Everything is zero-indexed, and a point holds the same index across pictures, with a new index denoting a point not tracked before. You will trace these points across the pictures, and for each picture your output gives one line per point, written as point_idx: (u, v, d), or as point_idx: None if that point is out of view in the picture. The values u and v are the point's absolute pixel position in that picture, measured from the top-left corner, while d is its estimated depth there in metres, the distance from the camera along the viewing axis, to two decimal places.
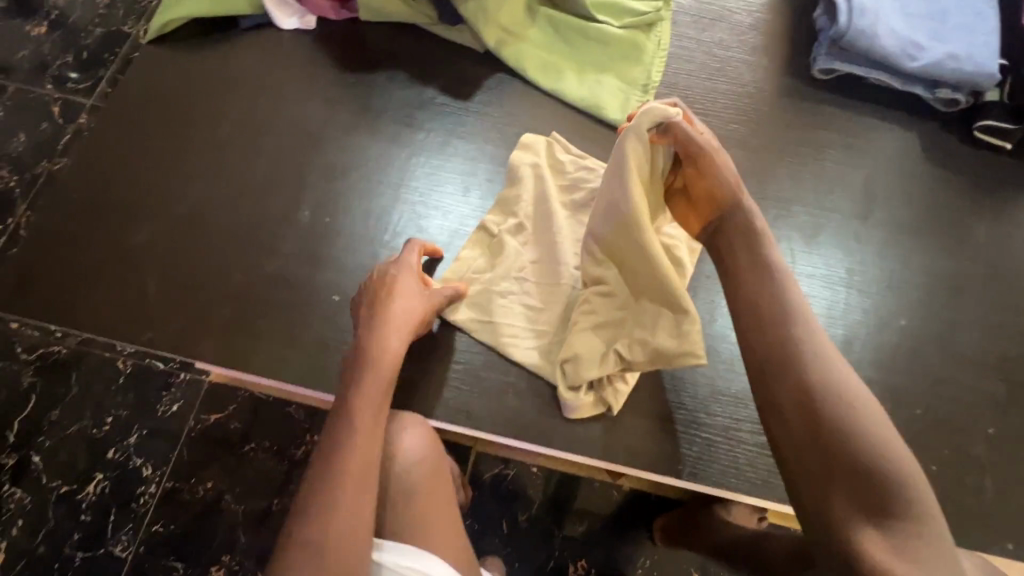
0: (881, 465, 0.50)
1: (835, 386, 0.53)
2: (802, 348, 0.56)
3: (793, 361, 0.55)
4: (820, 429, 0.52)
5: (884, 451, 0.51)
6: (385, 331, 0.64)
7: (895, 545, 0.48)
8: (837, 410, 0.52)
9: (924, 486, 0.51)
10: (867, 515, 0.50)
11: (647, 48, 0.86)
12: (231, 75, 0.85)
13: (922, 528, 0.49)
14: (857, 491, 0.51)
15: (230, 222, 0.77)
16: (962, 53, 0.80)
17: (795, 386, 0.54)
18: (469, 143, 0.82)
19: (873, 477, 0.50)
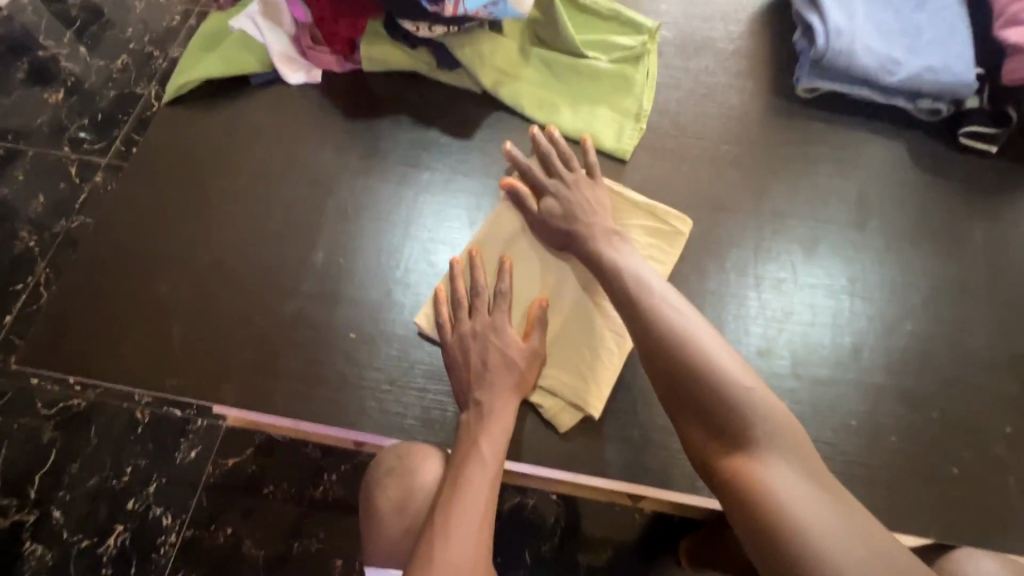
0: (726, 393, 0.59)
1: (689, 340, 0.62)
2: (650, 310, 0.65)
3: (651, 324, 0.64)
4: (675, 376, 0.61)
5: (728, 381, 0.60)
6: (504, 395, 0.67)
7: (753, 460, 0.57)
8: (686, 356, 0.61)
9: (767, 400, 0.60)
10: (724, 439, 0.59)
11: (637, 79, 0.90)
12: (244, 129, 0.89)
13: (770, 438, 0.58)
14: (713, 421, 0.59)
15: (248, 266, 0.80)
16: (938, 65, 0.84)
17: (653, 345, 0.63)
18: (474, 179, 0.85)
19: (723, 404, 0.59)
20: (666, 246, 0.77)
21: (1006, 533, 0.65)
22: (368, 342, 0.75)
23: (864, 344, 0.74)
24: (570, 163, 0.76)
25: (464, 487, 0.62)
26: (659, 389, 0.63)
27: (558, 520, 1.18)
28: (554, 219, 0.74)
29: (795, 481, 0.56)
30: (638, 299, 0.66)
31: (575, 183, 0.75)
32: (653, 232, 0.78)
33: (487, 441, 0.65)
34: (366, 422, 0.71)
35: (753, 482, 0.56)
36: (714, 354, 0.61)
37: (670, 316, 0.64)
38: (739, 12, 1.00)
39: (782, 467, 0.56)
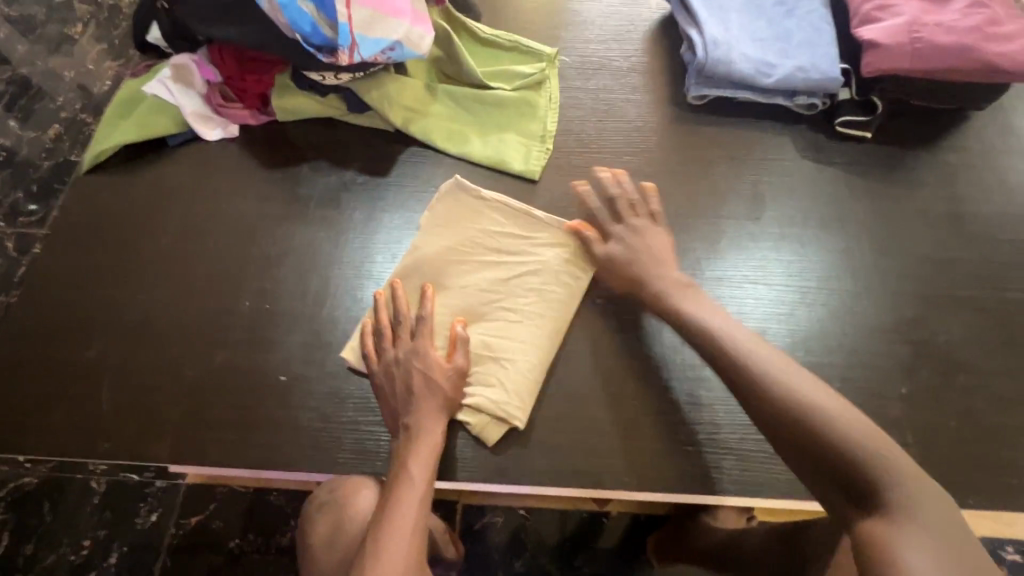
0: (856, 452, 0.60)
1: (800, 400, 0.64)
2: (760, 372, 0.66)
3: (762, 385, 0.66)
4: (796, 432, 0.63)
5: (856, 442, 0.60)
6: (430, 418, 0.70)
7: (890, 525, 0.56)
8: (808, 417, 0.63)
9: (906, 466, 0.59)
10: (856, 501, 0.59)
11: (540, 103, 0.96)
12: (165, 189, 0.91)
13: (909, 504, 0.56)
14: (845, 481, 0.60)
15: (177, 323, 0.81)
16: (807, 65, 0.91)
17: (769, 403, 0.65)
18: (393, 214, 0.89)
19: (853, 464, 0.60)
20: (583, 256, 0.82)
21: None
22: (299, 383, 0.77)
23: (770, 329, 0.79)
24: (636, 211, 0.82)
25: (394, 510, 0.65)
26: (783, 446, 0.64)
27: (528, 533, 1.19)
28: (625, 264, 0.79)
29: (932, 545, 0.53)
30: (740, 362, 0.67)
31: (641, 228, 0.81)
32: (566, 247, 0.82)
33: (416, 463, 0.67)
34: (302, 460, 0.73)
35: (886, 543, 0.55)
36: (828, 412, 0.62)
37: (782, 377, 0.65)
38: (631, 31, 1.07)
39: (927, 538, 0.54)
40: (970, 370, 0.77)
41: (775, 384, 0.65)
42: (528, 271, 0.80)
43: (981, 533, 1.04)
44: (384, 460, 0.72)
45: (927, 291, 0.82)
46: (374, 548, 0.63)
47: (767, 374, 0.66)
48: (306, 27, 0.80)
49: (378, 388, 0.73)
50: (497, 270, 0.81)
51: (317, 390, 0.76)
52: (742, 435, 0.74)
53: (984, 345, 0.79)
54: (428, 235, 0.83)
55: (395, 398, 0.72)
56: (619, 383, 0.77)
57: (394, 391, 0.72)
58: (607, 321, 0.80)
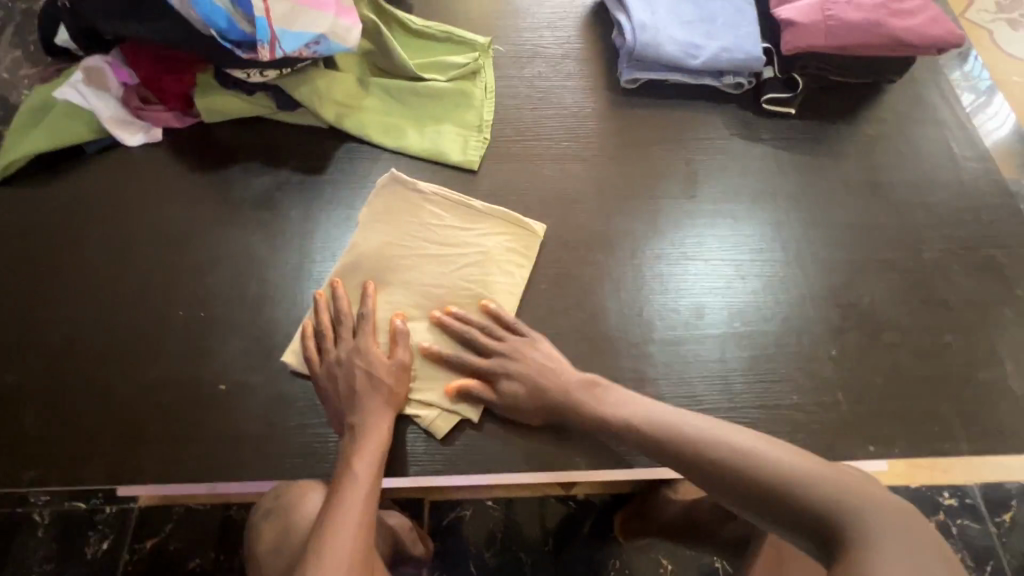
0: (810, 496, 0.60)
1: (737, 455, 0.63)
2: (695, 440, 0.66)
3: (701, 453, 0.65)
4: (748, 490, 0.63)
5: (804, 485, 0.61)
6: (373, 415, 0.69)
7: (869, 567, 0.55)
8: (750, 469, 0.63)
9: (861, 497, 0.59)
10: (832, 545, 0.59)
11: (475, 93, 0.96)
12: (85, 200, 0.87)
13: (875, 535, 0.57)
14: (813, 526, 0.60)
15: (105, 339, 0.77)
16: (732, 45, 0.94)
17: (710, 469, 0.64)
18: (329, 212, 0.87)
19: (812, 510, 0.60)
20: (524, 245, 0.83)
21: (842, 441, 0.75)
22: (240, 392, 0.74)
23: (709, 303, 0.82)
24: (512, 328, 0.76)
25: (340, 507, 0.64)
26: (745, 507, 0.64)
27: (497, 524, 1.19)
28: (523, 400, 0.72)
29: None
30: (674, 438, 0.67)
31: (516, 350, 0.74)
32: (506, 235, 0.83)
33: (361, 460, 0.67)
34: (247, 468, 0.71)
35: None
36: (769, 460, 0.62)
37: (710, 437, 0.65)
38: (563, 18, 1.08)
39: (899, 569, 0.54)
40: (893, 328, 0.82)
41: (713, 449, 0.64)
42: (469, 262, 0.81)
43: (920, 481, 1.11)
44: (333, 462, 0.71)
45: (852, 257, 0.87)
46: (318, 547, 0.63)
47: (699, 442, 0.65)
48: (221, 22, 0.76)
49: (321, 389, 0.72)
50: (439, 261, 0.81)
51: (260, 397, 0.74)
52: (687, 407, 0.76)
53: (905, 303, 0.84)
54: (367, 231, 0.82)
55: (337, 397, 0.71)
56: None
57: (338, 390, 0.71)
58: (551, 306, 0.81)
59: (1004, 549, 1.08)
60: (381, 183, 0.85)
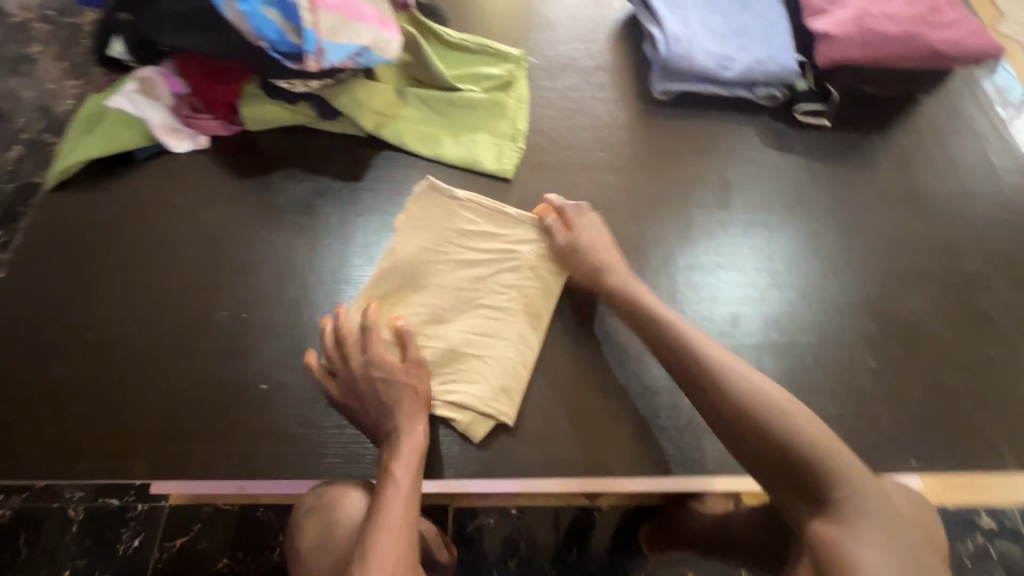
0: (805, 452, 0.63)
1: (749, 395, 0.66)
2: (715, 368, 0.68)
3: (722, 387, 0.67)
4: (747, 427, 0.65)
5: (807, 443, 0.63)
6: (409, 419, 0.70)
7: (838, 526, 0.59)
8: (756, 410, 0.65)
9: (848, 465, 0.62)
10: (809, 498, 0.62)
11: (510, 104, 0.98)
12: (134, 204, 0.90)
13: (853, 500, 0.60)
14: (796, 477, 0.63)
15: (151, 338, 0.80)
16: (765, 57, 0.95)
17: (719, 400, 0.67)
18: (367, 218, 0.89)
19: (801, 461, 0.63)
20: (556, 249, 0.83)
21: (881, 454, 0.74)
22: (279, 391, 0.76)
23: (743, 312, 0.82)
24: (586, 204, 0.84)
25: (380, 510, 0.64)
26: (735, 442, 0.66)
27: (521, 533, 1.19)
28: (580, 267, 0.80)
29: (876, 539, 0.57)
30: (697, 363, 0.69)
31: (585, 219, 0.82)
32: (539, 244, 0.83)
33: (399, 466, 0.67)
34: (287, 467, 0.72)
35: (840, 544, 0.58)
36: (776, 407, 0.65)
37: (726, 367, 0.68)
38: (595, 31, 1.10)
39: (875, 536, 0.57)
40: (933, 341, 0.81)
41: (728, 383, 0.67)
42: (505, 268, 0.82)
43: (955, 500, 1.08)
44: (371, 463, 0.72)
45: (888, 268, 0.86)
46: (364, 553, 0.61)
47: (715, 369, 0.68)
48: (273, 35, 0.79)
49: (353, 394, 0.72)
50: (476, 267, 0.82)
51: (299, 397, 0.76)
52: None
53: (945, 316, 0.82)
54: (404, 236, 0.83)
55: (371, 404, 0.71)
56: (601, 372, 0.78)
57: (371, 396, 0.71)
58: (585, 312, 0.82)
59: None
60: (418, 188, 0.86)
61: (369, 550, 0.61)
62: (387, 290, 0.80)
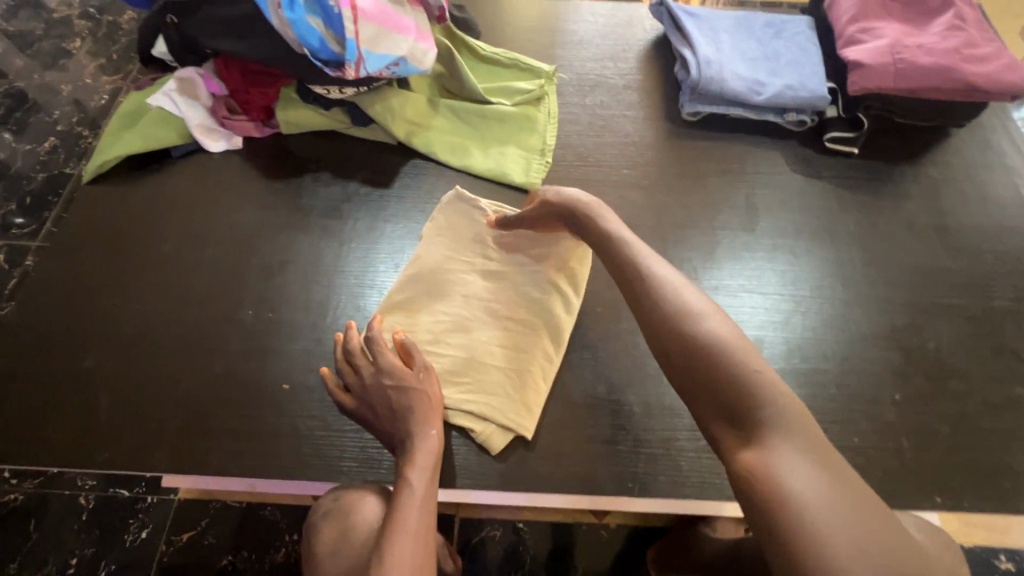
0: (738, 372, 0.56)
1: (687, 313, 0.60)
2: (659, 286, 0.63)
3: (661, 305, 0.62)
4: (681, 347, 0.59)
5: (743, 365, 0.56)
6: (425, 423, 0.69)
7: (763, 453, 0.52)
8: (693, 330, 0.59)
9: (784, 393, 0.55)
10: (739, 425, 0.55)
11: (539, 118, 0.99)
12: (168, 200, 0.92)
13: (784, 428, 0.53)
14: (726, 402, 0.56)
15: (177, 331, 0.81)
16: (796, 83, 0.95)
17: (657, 318, 0.61)
18: (394, 224, 0.90)
19: (733, 383, 0.56)
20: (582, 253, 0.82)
21: (905, 489, 0.72)
22: (301, 392, 0.77)
23: (766, 336, 0.81)
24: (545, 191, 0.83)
25: (397, 513, 0.61)
26: (670, 367, 0.60)
27: (526, 548, 1.18)
28: (544, 212, 0.78)
29: (802, 468, 0.50)
30: (641, 280, 0.65)
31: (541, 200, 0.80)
32: (566, 261, 0.82)
33: (415, 469, 0.65)
34: (304, 469, 0.72)
35: (762, 469, 0.51)
36: (714, 329, 0.59)
37: (671, 286, 0.63)
38: (626, 51, 1.11)
39: (802, 462, 0.50)
40: (960, 376, 0.79)
41: (668, 299, 0.62)
42: (528, 280, 0.82)
43: (975, 541, 1.05)
44: (388, 468, 0.72)
45: (915, 299, 0.85)
46: (379, 559, 0.59)
47: (658, 288, 0.63)
48: (315, 42, 0.80)
49: (368, 402, 0.71)
50: (501, 279, 0.82)
51: (320, 399, 0.76)
52: None
53: (971, 351, 0.81)
54: (431, 244, 0.84)
55: (384, 409, 0.70)
56: (621, 391, 0.78)
57: (387, 401, 0.70)
58: (606, 330, 0.82)
59: None
60: (447, 199, 0.87)
61: (384, 554, 0.59)
62: (411, 297, 0.81)
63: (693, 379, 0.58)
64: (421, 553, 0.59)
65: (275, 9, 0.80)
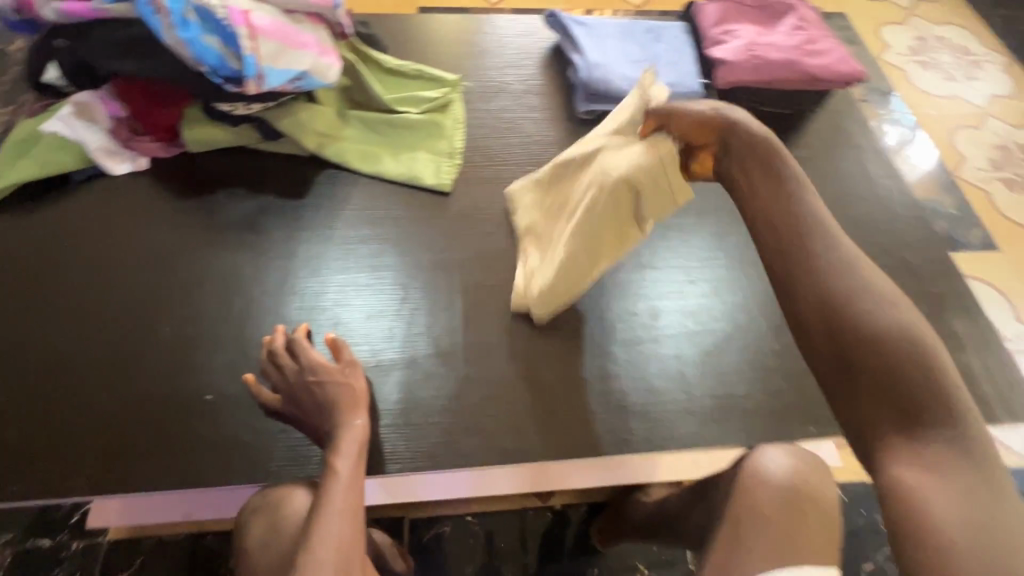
0: (912, 368, 0.53)
1: (856, 294, 0.56)
2: (820, 261, 0.59)
3: (821, 279, 0.58)
4: (837, 325, 0.56)
5: (916, 360, 0.53)
6: (348, 414, 0.72)
7: (916, 462, 0.50)
8: (857, 311, 0.55)
9: (963, 404, 0.52)
10: (907, 425, 0.52)
11: (446, 124, 1.05)
12: (71, 226, 0.90)
13: (954, 438, 0.50)
14: (892, 399, 0.53)
15: (92, 355, 0.80)
16: (674, 81, 1.07)
17: (811, 291, 0.58)
18: (311, 232, 0.93)
19: (902, 378, 0.53)
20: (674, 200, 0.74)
21: (785, 424, 0.83)
22: (224, 401, 0.78)
23: (664, 303, 0.91)
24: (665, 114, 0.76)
25: (326, 498, 0.64)
26: (825, 338, 0.56)
27: (476, 540, 1.19)
28: (707, 113, 0.70)
29: (955, 486, 0.48)
30: (797, 249, 0.60)
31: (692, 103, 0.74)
32: (639, 182, 0.74)
33: (341, 457, 0.68)
34: (231, 475, 0.74)
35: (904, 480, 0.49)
36: (888, 317, 0.55)
37: (841, 262, 0.58)
38: (525, 58, 1.19)
39: (959, 482, 0.48)
40: None
41: (836, 278, 0.57)
42: (440, 269, 0.91)
43: None
44: (316, 464, 0.75)
45: None
46: (307, 545, 0.61)
47: (823, 264, 0.59)
48: (213, 60, 0.82)
49: (294, 399, 0.75)
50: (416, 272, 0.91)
51: (244, 406, 0.78)
52: (645, 400, 0.83)
53: None
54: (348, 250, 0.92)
55: (309, 405, 0.74)
56: (537, 368, 0.84)
57: (311, 398, 0.74)
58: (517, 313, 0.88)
59: None
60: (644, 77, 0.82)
61: (313, 536, 0.61)
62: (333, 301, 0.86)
63: (853, 360, 0.55)
64: (350, 533, 0.63)
65: (168, 30, 0.81)
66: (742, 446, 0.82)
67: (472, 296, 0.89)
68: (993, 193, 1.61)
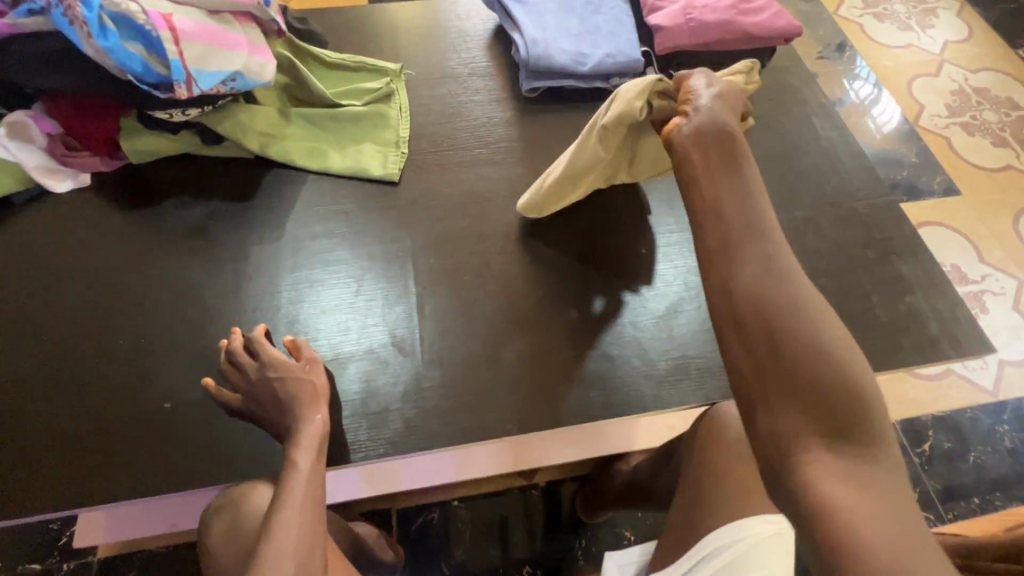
0: (836, 374, 0.48)
1: (787, 292, 0.50)
2: (753, 259, 0.52)
3: (752, 274, 0.51)
4: (771, 325, 0.49)
5: (840, 366, 0.48)
6: (309, 409, 0.72)
7: (836, 475, 0.46)
8: (789, 311, 0.49)
9: (878, 412, 0.48)
10: (827, 434, 0.47)
11: (391, 113, 1.04)
12: (16, 248, 0.90)
13: (867, 446, 0.47)
14: (817, 406, 0.47)
15: (46, 373, 0.80)
16: (614, 51, 1.07)
17: (745, 286, 0.51)
18: (259, 234, 0.92)
19: (827, 385, 0.47)
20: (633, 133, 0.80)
21: None
22: (183, 408, 0.78)
23: (616, 273, 0.91)
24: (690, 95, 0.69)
25: (285, 492, 0.64)
26: (757, 339, 0.49)
27: (464, 523, 1.20)
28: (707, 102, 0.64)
29: (873, 502, 0.44)
30: (734, 241, 0.54)
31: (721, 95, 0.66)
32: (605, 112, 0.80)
33: (302, 450, 0.69)
34: (195, 479, 0.74)
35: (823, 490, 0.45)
36: (816, 319, 0.50)
37: (776, 260, 0.52)
38: (468, 41, 1.18)
39: (878, 498, 0.44)
40: None
41: (770, 277, 0.51)
42: (395, 259, 0.91)
43: None
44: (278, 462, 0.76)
45: None
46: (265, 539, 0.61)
47: (761, 261, 0.52)
48: (137, 66, 0.82)
49: (255, 397, 0.75)
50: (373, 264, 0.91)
51: (204, 410, 0.78)
52: (601, 369, 0.84)
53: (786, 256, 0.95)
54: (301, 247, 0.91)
55: (269, 403, 0.74)
56: (493, 347, 0.85)
57: (272, 395, 0.74)
58: (472, 296, 0.89)
59: (927, 475, 1.20)
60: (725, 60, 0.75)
61: (270, 529, 0.61)
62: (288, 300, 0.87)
63: (782, 363, 0.48)
64: (310, 525, 0.63)
65: (87, 39, 0.80)
66: (700, 405, 0.83)
67: (426, 283, 0.90)
68: (951, 138, 1.62)
